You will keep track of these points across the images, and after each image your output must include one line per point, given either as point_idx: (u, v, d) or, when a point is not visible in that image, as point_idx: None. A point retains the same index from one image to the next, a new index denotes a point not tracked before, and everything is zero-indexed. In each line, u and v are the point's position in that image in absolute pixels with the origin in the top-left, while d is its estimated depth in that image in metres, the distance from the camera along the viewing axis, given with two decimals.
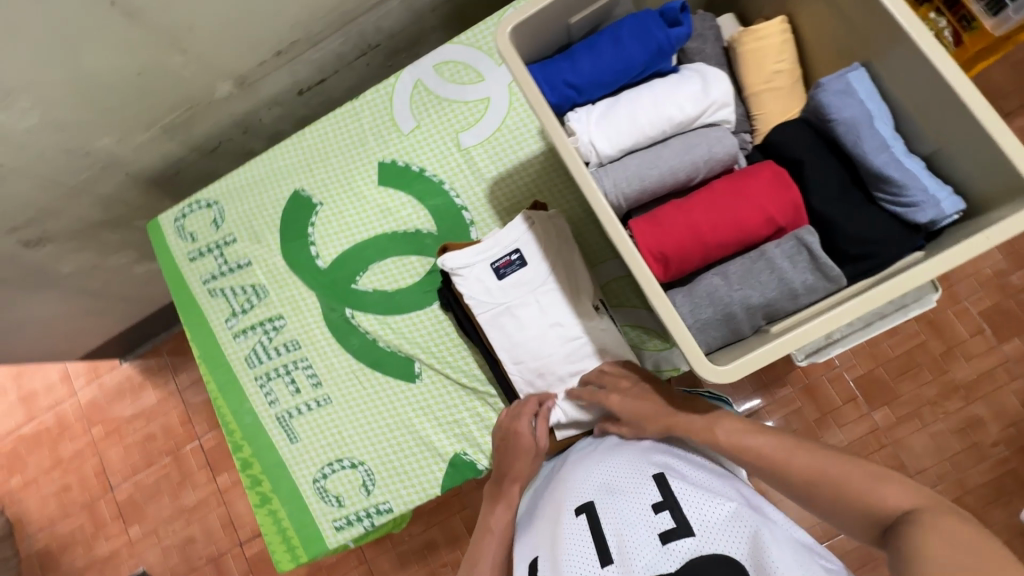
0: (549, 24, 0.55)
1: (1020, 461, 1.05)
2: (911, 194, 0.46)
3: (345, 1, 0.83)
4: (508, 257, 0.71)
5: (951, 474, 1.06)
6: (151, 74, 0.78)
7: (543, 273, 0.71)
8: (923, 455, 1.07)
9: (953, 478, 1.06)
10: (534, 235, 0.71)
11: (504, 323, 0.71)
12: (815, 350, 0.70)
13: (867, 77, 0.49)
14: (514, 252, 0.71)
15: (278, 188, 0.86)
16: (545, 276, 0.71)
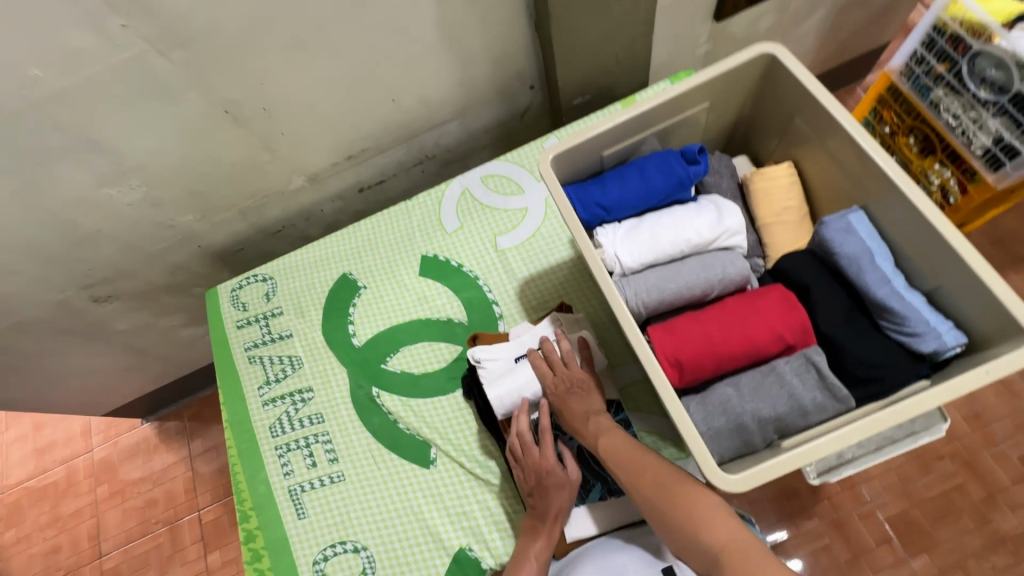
0: (585, 154, 0.65)
1: None
2: (913, 325, 0.50)
3: (412, 121, 0.98)
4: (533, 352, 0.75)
5: None
6: (240, 166, 0.92)
7: None
8: None
9: None
10: None
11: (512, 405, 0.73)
12: (830, 468, 0.68)
13: (866, 218, 0.56)
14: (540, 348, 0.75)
15: (328, 270, 0.95)
16: None
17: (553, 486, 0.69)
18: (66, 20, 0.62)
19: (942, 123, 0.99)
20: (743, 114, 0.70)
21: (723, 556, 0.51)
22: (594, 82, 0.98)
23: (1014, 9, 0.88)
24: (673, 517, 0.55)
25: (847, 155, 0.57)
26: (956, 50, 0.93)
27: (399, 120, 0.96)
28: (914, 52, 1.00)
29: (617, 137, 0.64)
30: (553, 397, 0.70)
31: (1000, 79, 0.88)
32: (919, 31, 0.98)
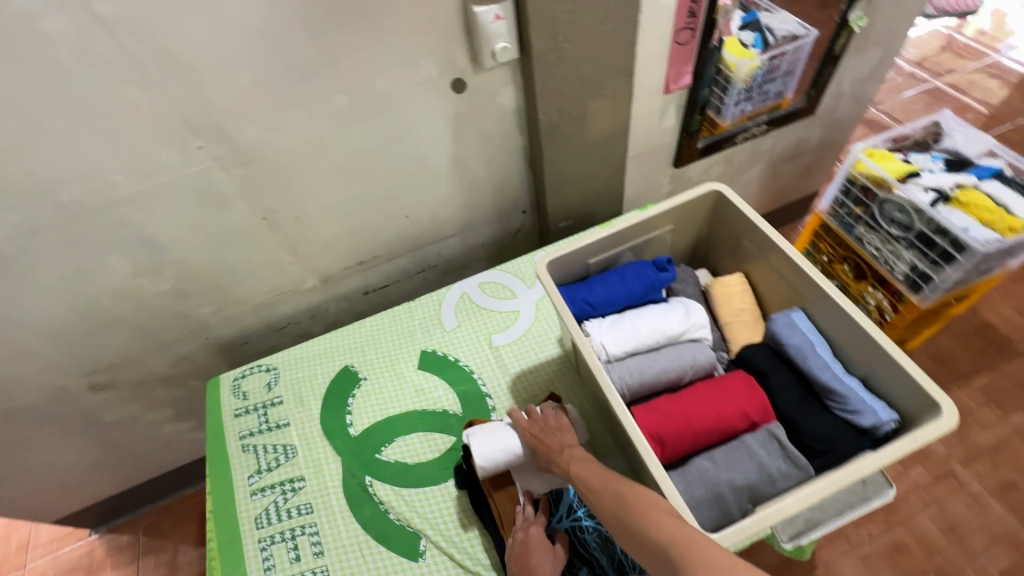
0: (574, 261, 0.78)
1: None
2: (854, 403, 0.59)
3: (420, 234, 1.12)
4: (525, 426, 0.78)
5: None
6: (264, 266, 1.02)
7: None
8: None
9: None
10: None
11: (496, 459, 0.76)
12: (800, 530, 0.68)
13: (805, 316, 0.68)
14: None
15: (331, 362, 1.01)
16: None
17: (539, 545, 0.70)
18: (155, 141, 0.76)
19: (868, 254, 1.19)
20: (701, 237, 0.86)
21: (672, 548, 0.49)
22: (576, 209, 1.17)
23: (906, 168, 1.11)
24: (624, 514, 0.55)
25: (786, 269, 0.71)
26: (868, 198, 1.15)
27: (409, 232, 1.11)
28: (836, 197, 1.22)
29: (600, 248, 0.78)
30: (529, 437, 0.74)
31: (904, 221, 1.09)
32: (836, 183, 1.21)
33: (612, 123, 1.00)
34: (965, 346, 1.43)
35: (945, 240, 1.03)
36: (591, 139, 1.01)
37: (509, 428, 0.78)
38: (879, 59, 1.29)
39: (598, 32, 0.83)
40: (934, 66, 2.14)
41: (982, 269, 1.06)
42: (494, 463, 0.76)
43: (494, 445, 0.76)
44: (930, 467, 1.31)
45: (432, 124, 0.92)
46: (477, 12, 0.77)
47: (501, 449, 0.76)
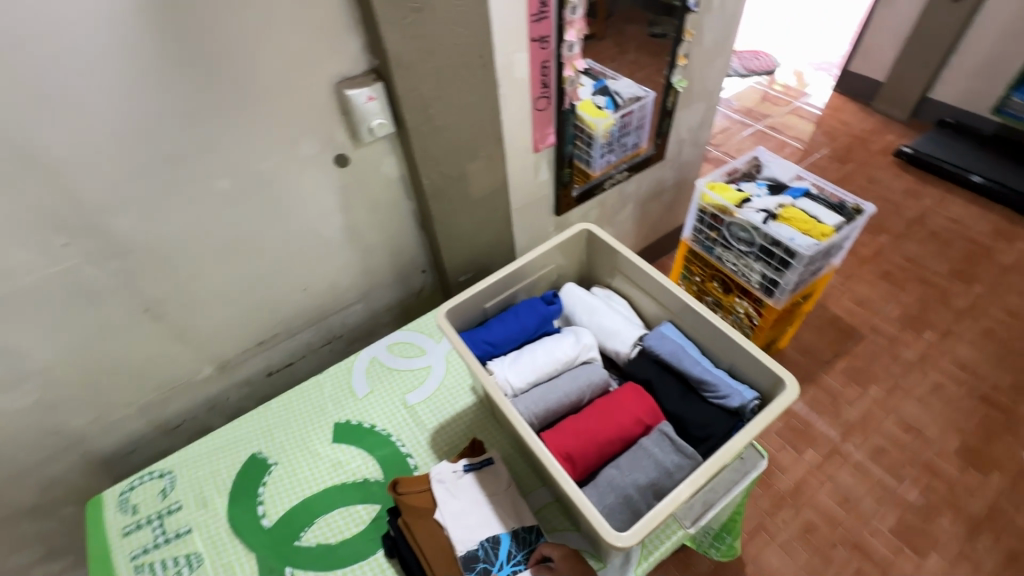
0: (471, 307, 0.83)
1: None
2: (722, 389, 0.69)
3: (321, 305, 1.12)
4: (462, 471, 0.82)
5: None
6: (151, 360, 0.95)
7: (481, 499, 0.79)
8: None
9: None
10: (477, 479, 0.81)
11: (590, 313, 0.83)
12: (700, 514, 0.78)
13: (673, 328, 0.79)
14: (466, 470, 0.82)
15: (236, 454, 0.95)
16: (483, 503, 0.79)
17: None
18: (12, 244, 0.71)
19: (728, 269, 1.40)
20: (583, 270, 0.95)
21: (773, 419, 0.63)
22: (473, 263, 1.24)
23: (740, 196, 1.34)
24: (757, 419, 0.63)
25: (654, 288, 0.82)
26: (718, 223, 1.37)
27: (309, 305, 1.10)
28: (695, 227, 1.44)
29: (492, 293, 0.85)
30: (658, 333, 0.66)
31: (748, 238, 1.31)
32: (692, 214, 1.42)
33: (492, 181, 1.10)
34: (822, 340, 1.74)
35: (780, 250, 1.24)
36: (475, 199, 1.10)
37: (603, 318, 0.82)
38: (704, 110, 1.55)
39: (466, 104, 0.93)
40: (754, 114, 2.62)
41: (814, 269, 1.27)
42: (582, 314, 0.84)
43: (595, 319, 0.82)
44: (819, 448, 1.51)
45: (321, 199, 0.95)
46: (349, 95, 0.83)
47: (581, 313, 0.83)
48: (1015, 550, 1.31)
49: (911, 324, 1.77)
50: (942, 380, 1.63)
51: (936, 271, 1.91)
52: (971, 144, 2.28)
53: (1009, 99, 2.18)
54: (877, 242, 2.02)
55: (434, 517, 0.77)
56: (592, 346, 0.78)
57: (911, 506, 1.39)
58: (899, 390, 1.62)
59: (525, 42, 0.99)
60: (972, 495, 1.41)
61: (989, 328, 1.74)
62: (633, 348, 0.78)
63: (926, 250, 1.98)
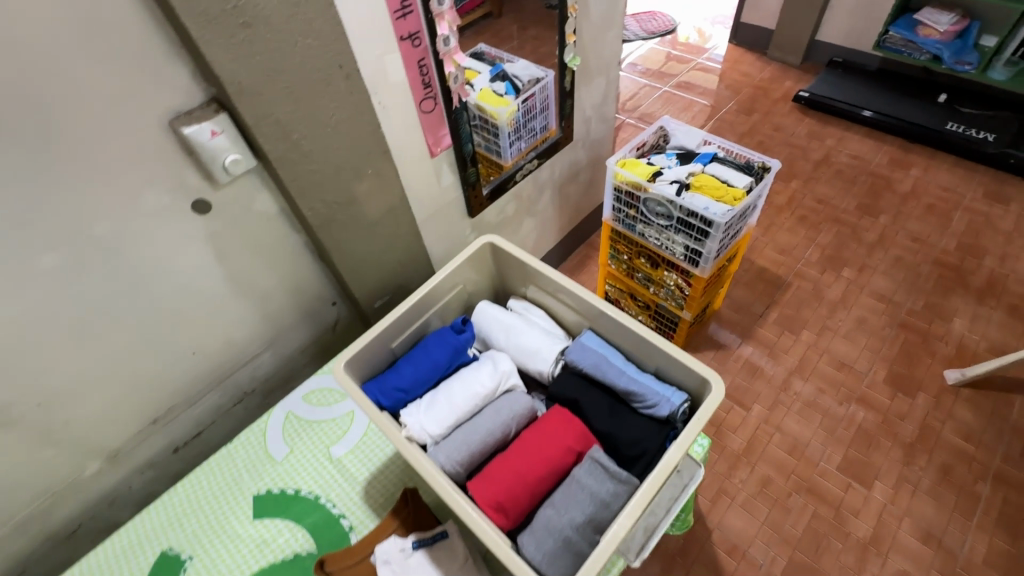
0: (375, 350, 0.75)
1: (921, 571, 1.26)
2: (650, 398, 0.65)
3: (221, 365, 1.00)
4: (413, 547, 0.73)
5: None
6: (14, 472, 0.81)
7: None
8: None
9: None
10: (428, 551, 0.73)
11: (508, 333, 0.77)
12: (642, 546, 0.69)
13: (594, 336, 0.74)
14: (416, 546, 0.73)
15: (142, 555, 0.83)
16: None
17: None
18: None
19: (652, 244, 1.38)
20: (497, 283, 0.89)
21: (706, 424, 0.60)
22: (387, 286, 1.15)
23: (651, 169, 1.31)
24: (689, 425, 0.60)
25: (568, 296, 0.76)
26: (634, 200, 1.33)
27: (204, 368, 0.98)
28: (613, 206, 1.41)
29: (399, 329, 0.77)
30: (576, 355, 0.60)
31: (666, 211, 1.28)
32: (608, 194, 1.39)
33: (388, 198, 1.01)
34: (752, 294, 1.78)
35: (698, 220, 1.23)
36: (372, 220, 1.01)
37: (521, 337, 0.75)
38: (605, 85, 1.51)
39: (337, 121, 0.83)
40: (659, 75, 2.62)
41: (733, 233, 1.27)
42: (499, 334, 0.77)
43: (513, 337, 0.76)
44: (764, 402, 1.55)
45: (187, 253, 0.83)
46: (188, 134, 0.71)
47: (498, 334, 0.77)
48: (948, 463, 1.41)
49: (830, 264, 1.85)
50: (864, 313, 1.71)
51: (845, 208, 1.99)
52: (860, 80, 2.38)
53: (887, 34, 2.20)
54: (789, 188, 2.09)
55: None
56: (512, 371, 0.72)
57: (852, 441, 1.46)
58: (828, 330, 1.68)
59: (393, 42, 0.88)
60: (904, 418, 1.49)
61: (899, 257, 1.84)
62: (556, 365, 0.73)
63: (834, 190, 2.06)
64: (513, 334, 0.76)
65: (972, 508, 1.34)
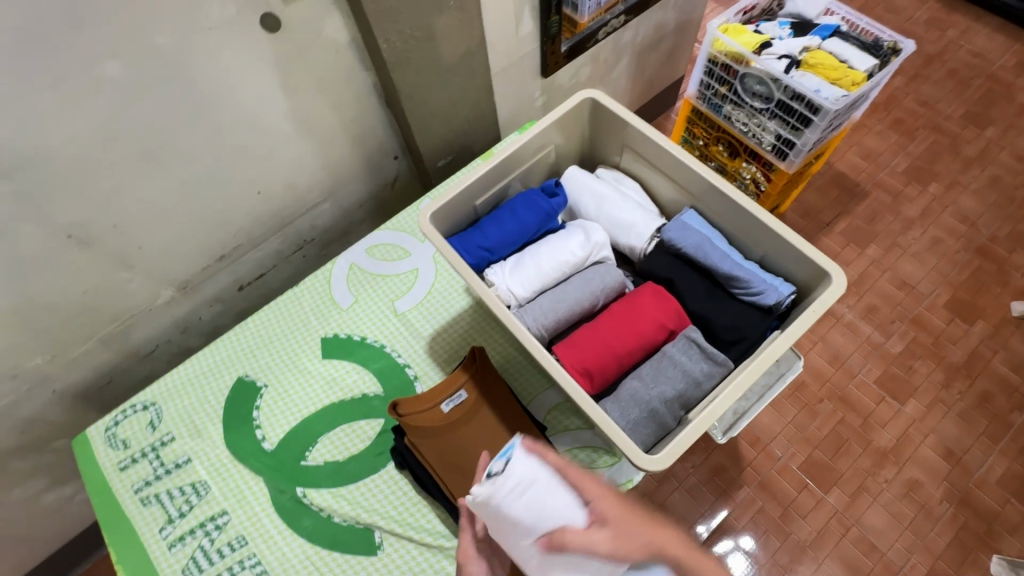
0: (460, 206, 0.72)
1: (932, 481, 1.32)
2: (756, 285, 0.61)
3: (283, 209, 0.98)
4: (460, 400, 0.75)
5: (917, 515, 1.29)
6: (95, 290, 0.84)
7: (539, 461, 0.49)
8: (891, 500, 1.30)
9: (918, 515, 1.29)
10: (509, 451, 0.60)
11: (600, 204, 0.71)
12: (731, 425, 0.91)
13: (696, 216, 0.69)
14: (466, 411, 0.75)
15: (220, 378, 0.88)
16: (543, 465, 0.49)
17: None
18: None
19: (737, 130, 1.25)
20: (586, 150, 0.81)
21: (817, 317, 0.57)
22: (452, 144, 1.07)
23: (758, 39, 1.13)
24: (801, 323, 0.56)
25: (672, 168, 0.70)
26: (730, 75, 1.18)
27: (267, 210, 0.95)
28: (702, 81, 1.25)
29: (483, 187, 0.72)
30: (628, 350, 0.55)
31: (765, 92, 1.14)
32: (699, 66, 1.22)
33: (466, 40, 0.89)
34: (823, 200, 1.66)
35: (801, 105, 1.09)
36: (447, 64, 0.90)
37: (616, 208, 0.70)
38: None
39: None
40: None
41: (835, 126, 1.13)
42: (590, 206, 0.72)
43: (605, 208, 0.71)
44: None
45: (252, 80, 0.76)
46: None
47: (591, 204, 0.72)
48: (988, 391, 1.40)
49: (916, 176, 1.69)
50: (940, 234, 1.60)
51: (949, 115, 1.77)
52: None
53: None
54: (890, 85, 1.84)
55: (442, 434, 0.73)
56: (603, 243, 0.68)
57: (896, 359, 1.45)
58: (897, 248, 1.59)
59: None
60: (955, 344, 1.46)
61: (996, 177, 1.67)
62: (650, 242, 0.69)
63: (942, 92, 1.81)
64: (606, 205, 0.71)
65: (1000, 434, 1.36)
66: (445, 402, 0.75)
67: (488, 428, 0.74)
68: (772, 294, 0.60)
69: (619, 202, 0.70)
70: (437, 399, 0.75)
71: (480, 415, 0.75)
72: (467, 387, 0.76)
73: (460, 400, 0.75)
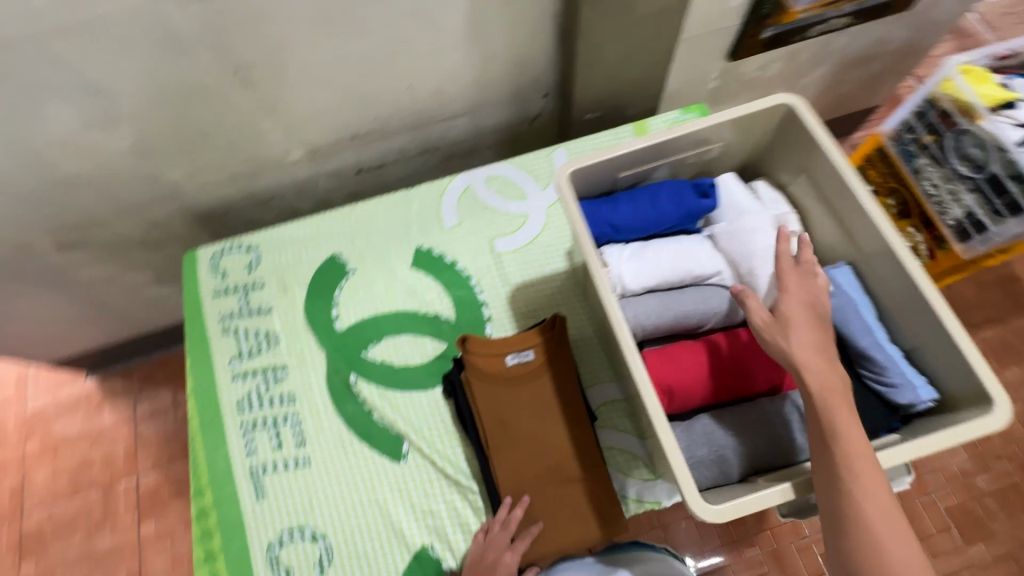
0: (601, 172, 0.67)
1: None
2: (892, 377, 0.55)
3: (423, 110, 0.97)
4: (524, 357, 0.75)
5: None
6: (240, 129, 0.88)
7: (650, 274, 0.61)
8: None
9: None
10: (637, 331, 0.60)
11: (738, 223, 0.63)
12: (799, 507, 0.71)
13: (850, 274, 0.61)
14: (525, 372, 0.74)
15: (317, 249, 0.93)
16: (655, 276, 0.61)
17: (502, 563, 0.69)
18: None
19: (921, 191, 1.07)
20: (754, 158, 0.73)
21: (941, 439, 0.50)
22: (607, 100, 0.99)
23: (1004, 95, 0.95)
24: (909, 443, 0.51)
25: (850, 214, 0.61)
26: (945, 125, 1.01)
27: (409, 106, 0.95)
28: (905, 120, 1.08)
29: (632, 161, 0.67)
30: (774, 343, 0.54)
31: (979, 158, 0.97)
32: (912, 104, 1.06)
33: None
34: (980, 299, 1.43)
35: (1018, 188, 0.91)
36: (639, 15, 0.81)
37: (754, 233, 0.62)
38: None
39: None
40: None
41: None
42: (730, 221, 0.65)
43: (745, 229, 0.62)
44: None
45: None
46: None
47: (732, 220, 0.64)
48: None
49: None
50: None
51: None
52: None
53: None
54: None
55: (497, 384, 0.74)
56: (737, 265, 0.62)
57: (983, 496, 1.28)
58: None
59: None
60: None
61: None
62: None
63: None
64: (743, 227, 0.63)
65: None
66: (510, 355, 0.75)
67: (542, 397, 0.74)
68: (908, 397, 0.54)
69: (759, 227, 0.62)
70: (503, 349, 0.75)
71: (540, 381, 0.74)
72: (536, 350, 0.75)
73: (526, 359, 0.75)
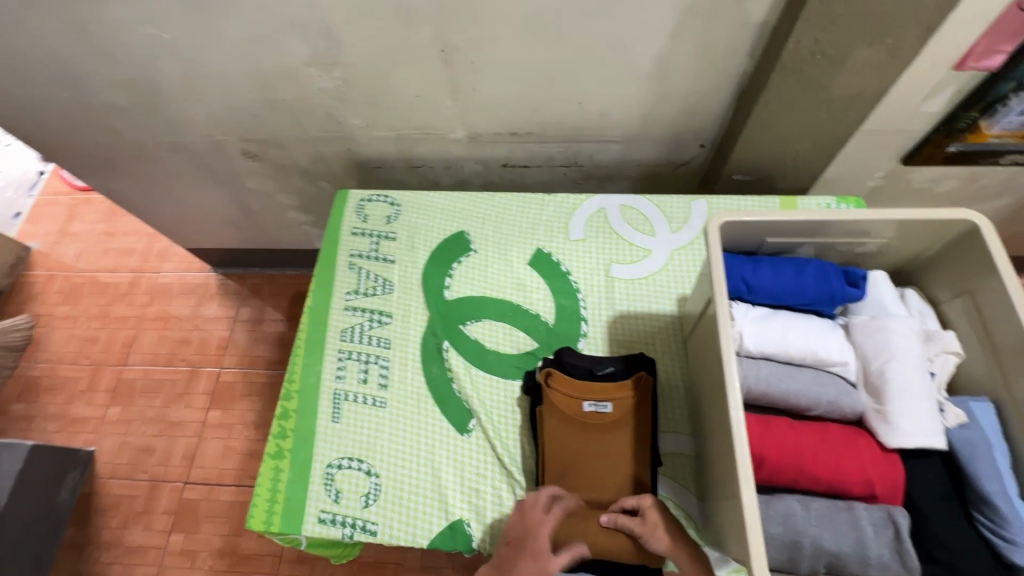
0: (750, 232, 0.68)
1: None
2: (1012, 532, 0.53)
3: (583, 127, 1.02)
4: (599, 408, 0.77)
5: None
6: (423, 99, 0.98)
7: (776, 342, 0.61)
8: None
9: None
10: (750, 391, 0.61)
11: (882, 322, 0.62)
12: None
13: (991, 411, 0.58)
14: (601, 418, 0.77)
15: (450, 221, 1.00)
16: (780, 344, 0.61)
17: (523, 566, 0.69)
18: None
19: None
20: (911, 264, 0.71)
21: None
22: (762, 167, 0.99)
23: None
24: None
25: (1010, 352, 0.57)
26: None
27: (572, 120, 1.00)
28: None
29: (785, 231, 0.67)
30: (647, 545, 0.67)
31: None
32: None
33: (868, 84, 0.79)
34: None
35: None
36: (829, 96, 0.81)
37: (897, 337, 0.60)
38: None
39: None
40: None
41: None
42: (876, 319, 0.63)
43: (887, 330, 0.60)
44: None
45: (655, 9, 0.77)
46: None
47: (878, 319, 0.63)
48: None
49: None
50: None
51: None
52: None
53: None
54: None
55: (573, 420, 0.77)
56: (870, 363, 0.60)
57: None
58: None
59: None
60: None
61: None
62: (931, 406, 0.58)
63: None
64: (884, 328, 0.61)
65: None
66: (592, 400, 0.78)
67: (612, 447, 0.76)
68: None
69: (904, 332, 0.59)
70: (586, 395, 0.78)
71: (617, 434, 0.76)
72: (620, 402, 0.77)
73: (604, 410, 0.77)
